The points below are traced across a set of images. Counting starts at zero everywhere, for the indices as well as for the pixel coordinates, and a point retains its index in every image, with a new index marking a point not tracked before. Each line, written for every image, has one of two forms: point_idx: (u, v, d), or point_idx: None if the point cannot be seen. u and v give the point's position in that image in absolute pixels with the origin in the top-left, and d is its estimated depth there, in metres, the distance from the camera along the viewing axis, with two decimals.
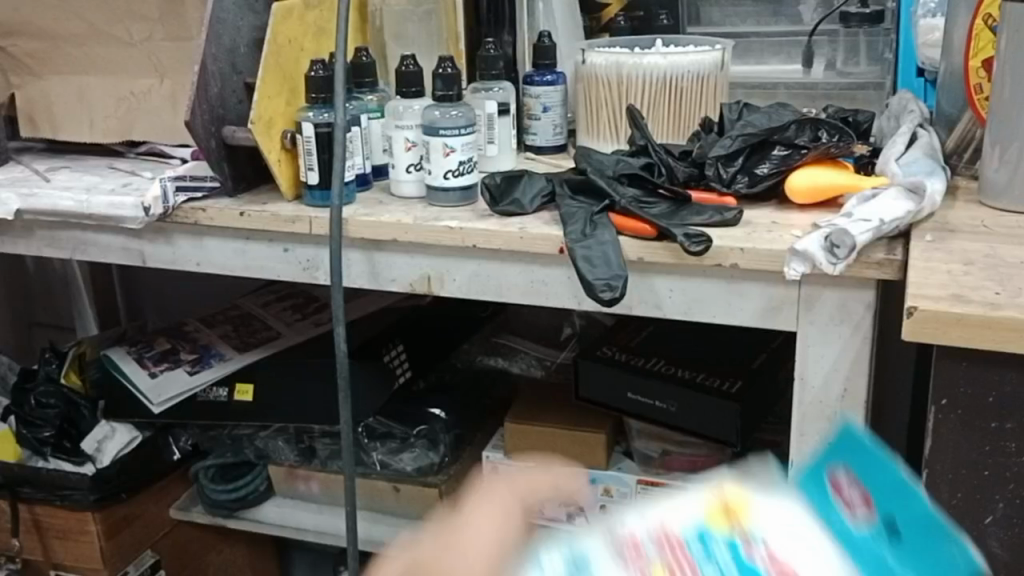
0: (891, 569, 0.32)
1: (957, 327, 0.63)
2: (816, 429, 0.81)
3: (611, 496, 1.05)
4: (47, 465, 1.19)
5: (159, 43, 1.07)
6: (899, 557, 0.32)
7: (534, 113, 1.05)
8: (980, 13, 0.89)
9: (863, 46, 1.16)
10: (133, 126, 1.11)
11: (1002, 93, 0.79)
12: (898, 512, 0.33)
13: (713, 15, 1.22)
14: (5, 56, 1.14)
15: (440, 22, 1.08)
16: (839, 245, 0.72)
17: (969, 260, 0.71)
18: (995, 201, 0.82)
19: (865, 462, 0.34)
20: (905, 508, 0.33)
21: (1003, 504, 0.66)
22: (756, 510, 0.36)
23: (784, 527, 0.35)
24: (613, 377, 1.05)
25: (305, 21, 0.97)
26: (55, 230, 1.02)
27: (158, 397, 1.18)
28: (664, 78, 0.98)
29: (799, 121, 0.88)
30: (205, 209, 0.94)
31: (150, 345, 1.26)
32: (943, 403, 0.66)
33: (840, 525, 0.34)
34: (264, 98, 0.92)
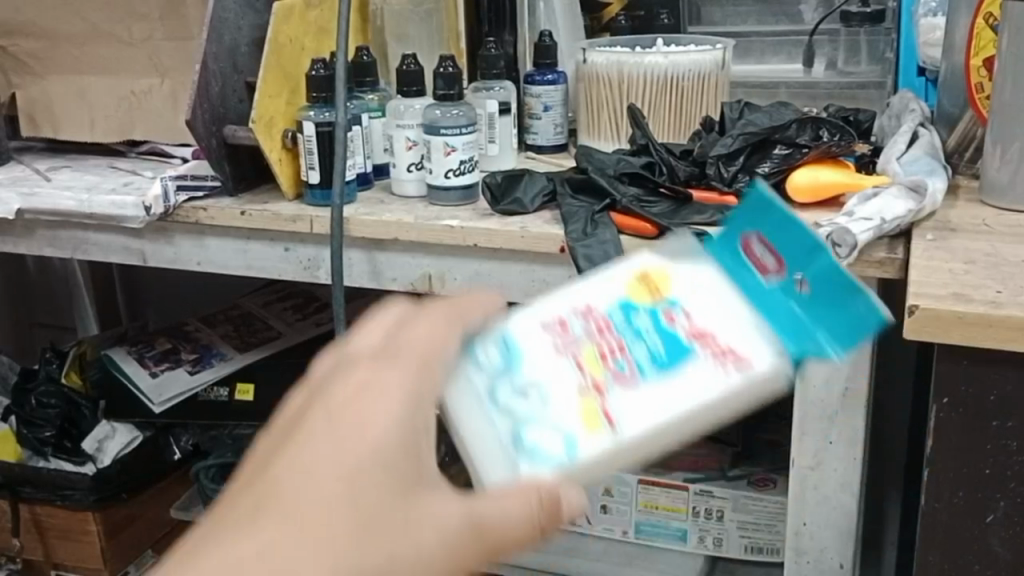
0: (800, 316, 0.43)
1: (958, 326, 0.63)
2: (817, 428, 0.81)
3: (611, 495, 1.04)
4: (48, 465, 1.19)
5: (159, 42, 1.07)
6: (805, 306, 0.43)
7: (534, 113, 1.05)
8: (981, 12, 0.89)
9: (863, 46, 1.16)
10: (134, 126, 1.11)
11: (1003, 92, 0.79)
12: (806, 275, 0.43)
13: (713, 15, 1.22)
14: (6, 56, 1.14)
15: (441, 22, 1.08)
16: (841, 244, 0.72)
17: (970, 259, 0.71)
18: (997, 200, 0.82)
19: (771, 224, 0.45)
20: (811, 265, 0.43)
21: (1005, 502, 0.66)
22: (681, 278, 0.47)
23: (701, 285, 0.46)
24: None
25: (305, 20, 0.97)
26: (56, 230, 1.02)
27: (159, 398, 1.18)
28: (664, 77, 0.98)
29: (799, 121, 0.89)
30: (205, 209, 0.94)
31: (150, 345, 1.25)
32: (945, 402, 0.66)
33: (754, 279, 0.45)
34: (265, 97, 0.92)
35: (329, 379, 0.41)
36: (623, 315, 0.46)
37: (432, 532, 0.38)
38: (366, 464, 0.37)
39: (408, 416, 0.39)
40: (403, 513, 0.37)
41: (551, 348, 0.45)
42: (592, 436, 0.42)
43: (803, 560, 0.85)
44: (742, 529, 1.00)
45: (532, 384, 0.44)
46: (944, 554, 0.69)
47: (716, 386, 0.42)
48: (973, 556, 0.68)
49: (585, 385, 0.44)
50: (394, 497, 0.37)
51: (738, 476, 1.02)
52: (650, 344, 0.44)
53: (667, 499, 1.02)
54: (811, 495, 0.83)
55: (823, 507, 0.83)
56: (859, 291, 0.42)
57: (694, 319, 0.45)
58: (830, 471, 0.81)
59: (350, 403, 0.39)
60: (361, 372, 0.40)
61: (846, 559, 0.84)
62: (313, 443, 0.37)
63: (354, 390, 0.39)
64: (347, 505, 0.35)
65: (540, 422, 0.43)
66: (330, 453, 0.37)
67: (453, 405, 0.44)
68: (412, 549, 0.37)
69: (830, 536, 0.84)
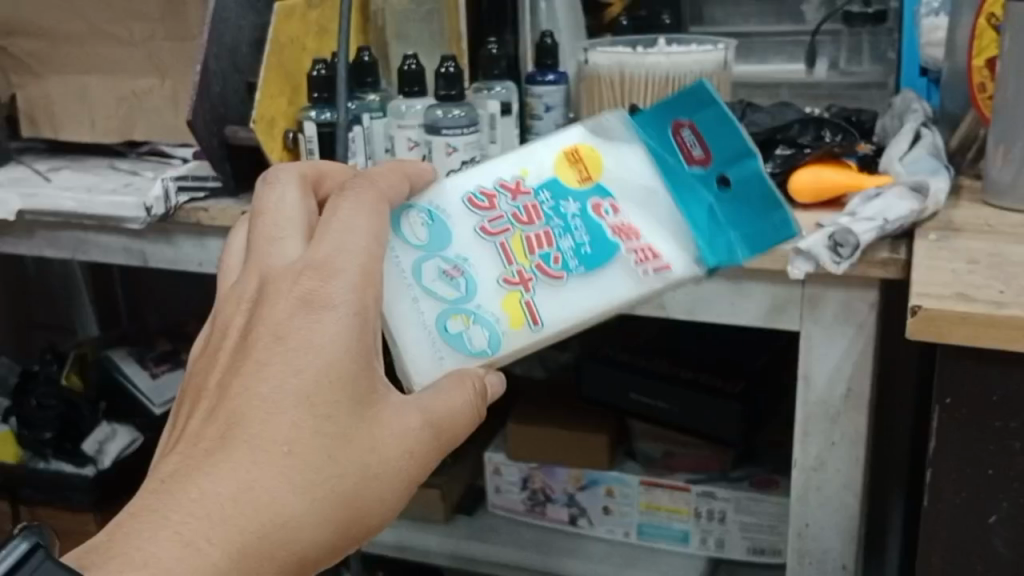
0: (712, 207, 0.59)
1: (962, 326, 0.62)
2: (820, 428, 0.80)
3: (613, 497, 1.04)
4: (48, 467, 1.18)
5: (160, 42, 1.07)
6: (719, 201, 0.59)
7: (535, 113, 1.04)
8: (984, 12, 0.88)
9: (865, 45, 1.16)
10: (134, 126, 1.11)
11: (1005, 93, 0.79)
12: (729, 176, 0.59)
13: (715, 15, 1.21)
14: (6, 57, 1.14)
15: (442, 22, 1.08)
16: (843, 244, 0.72)
17: (973, 259, 0.71)
18: (997, 200, 0.82)
19: (705, 124, 0.59)
20: (735, 170, 0.58)
21: (1008, 503, 0.66)
22: (612, 161, 0.61)
23: (628, 169, 0.60)
24: (614, 377, 1.06)
25: (306, 21, 0.97)
26: (56, 231, 1.02)
27: (159, 399, 1.22)
28: (665, 76, 0.98)
29: (802, 121, 0.90)
30: (206, 209, 0.94)
31: (150, 346, 1.29)
32: (947, 403, 0.66)
33: (679, 165, 0.60)
34: (266, 97, 0.92)
35: (269, 287, 0.51)
36: (551, 200, 0.60)
37: (391, 436, 0.51)
38: (324, 386, 0.48)
39: (354, 332, 0.50)
40: (363, 421, 0.50)
41: (482, 229, 0.59)
42: (523, 324, 0.58)
43: (806, 560, 0.85)
44: (744, 531, 1.00)
45: (475, 262, 0.59)
46: (946, 555, 0.69)
47: (630, 280, 0.58)
48: (975, 557, 0.68)
49: (514, 274, 0.58)
50: (352, 409, 0.49)
51: (739, 477, 1.01)
52: (576, 238, 0.59)
53: (669, 500, 1.02)
54: (813, 495, 0.83)
55: (826, 507, 0.83)
56: (774, 198, 0.58)
57: (620, 209, 0.60)
58: (833, 472, 0.81)
59: (302, 328, 0.49)
60: (305, 285, 0.50)
61: (849, 560, 0.84)
62: (275, 370, 0.48)
63: (303, 314, 0.49)
64: (312, 420, 0.48)
65: (480, 296, 0.58)
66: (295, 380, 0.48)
67: (409, 282, 0.58)
68: (374, 441, 0.51)
69: (832, 536, 0.83)
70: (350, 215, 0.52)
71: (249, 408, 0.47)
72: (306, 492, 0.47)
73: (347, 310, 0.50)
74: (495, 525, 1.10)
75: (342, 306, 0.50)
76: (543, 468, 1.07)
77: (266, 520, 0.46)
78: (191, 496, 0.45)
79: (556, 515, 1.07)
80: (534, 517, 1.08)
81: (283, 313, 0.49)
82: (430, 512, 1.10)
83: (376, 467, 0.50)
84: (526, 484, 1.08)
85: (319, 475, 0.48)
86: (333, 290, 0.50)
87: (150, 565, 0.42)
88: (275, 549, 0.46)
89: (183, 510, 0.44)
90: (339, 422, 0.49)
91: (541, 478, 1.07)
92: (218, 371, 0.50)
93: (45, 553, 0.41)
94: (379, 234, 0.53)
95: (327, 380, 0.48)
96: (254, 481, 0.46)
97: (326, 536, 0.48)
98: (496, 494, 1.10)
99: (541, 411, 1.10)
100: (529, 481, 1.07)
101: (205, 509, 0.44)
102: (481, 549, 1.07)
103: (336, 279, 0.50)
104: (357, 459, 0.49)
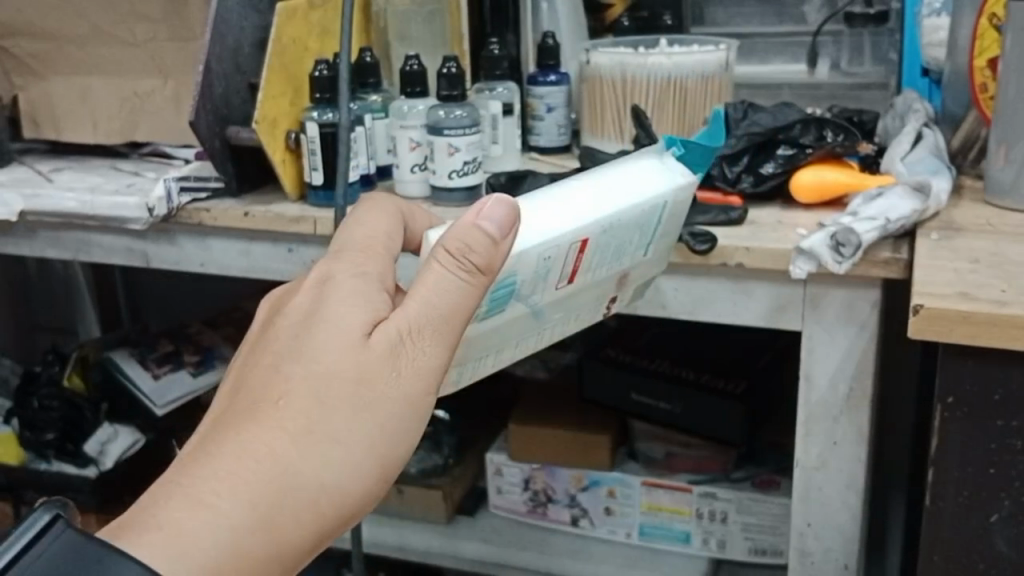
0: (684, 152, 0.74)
1: (965, 325, 0.62)
2: (822, 428, 0.80)
3: (616, 498, 1.04)
4: (50, 468, 1.18)
5: (162, 43, 1.08)
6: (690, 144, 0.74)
7: (537, 114, 1.05)
8: (986, 11, 0.88)
9: (866, 46, 1.16)
10: (136, 127, 1.12)
11: (1006, 93, 0.79)
12: None
13: (717, 15, 1.21)
14: (7, 57, 1.14)
15: (443, 22, 1.08)
16: (845, 244, 0.72)
17: (975, 258, 0.71)
18: (1001, 200, 0.82)
19: None
20: None
21: (1009, 501, 0.66)
22: None
23: None
24: (616, 378, 1.06)
25: (309, 21, 0.97)
26: (58, 231, 1.02)
27: (161, 399, 1.21)
28: (666, 77, 0.98)
29: (803, 121, 0.88)
30: (208, 210, 0.94)
31: (152, 347, 1.28)
32: (949, 401, 0.66)
33: None
34: (269, 98, 0.92)
35: (290, 288, 0.54)
36: None
37: (391, 362, 0.49)
38: (315, 335, 0.49)
39: (351, 288, 0.51)
40: (353, 353, 0.48)
41: None
42: None
43: (807, 560, 0.85)
44: (745, 531, 1.00)
45: None
46: (948, 554, 0.69)
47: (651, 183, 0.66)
48: (977, 556, 0.68)
49: None
50: (347, 350, 0.48)
51: (741, 478, 1.01)
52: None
53: (671, 502, 1.02)
54: (815, 494, 0.83)
55: (827, 507, 0.83)
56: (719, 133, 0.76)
57: None
58: (836, 472, 0.81)
59: (305, 301, 0.51)
60: (315, 272, 0.53)
61: (851, 560, 0.84)
62: (276, 340, 0.50)
63: (308, 289, 0.52)
64: (300, 367, 0.48)
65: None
66: (290, 339, 0.49)
67: None
68: (373, 366, 0.48)
69: (833, 536, 0.83)
70: (366, 216, 0.57)
71: (253, 375, 0.49)
72: (307, 435, 0.46)
73: (346, 275, 0.52)
74: (496, 526, 1.10)
75: (340, 274, 0.52)
76: (544, 469, 1.07)
77: (268, 470, 0.45)
78: (200, 463, 0.45)
79: (558, 516, 1.07)
80: (535, 518, 1.08)
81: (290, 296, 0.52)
82: (431, 513, 1.10)
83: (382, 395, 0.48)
84: (527, 485, 1.07)
85: (319, 416, 0.47)
86: (337, 267, 0.53)
87: (163, 526, 0.43)
88: (286, 499, 0.45)
89: (194, 477, 0.45)
90: (328, 361, 0.48)
91: (543, 479, 1.07)
92: (242, 357, 0.52)
93: (69, 521, 0.41)
94: (393, 230, 0.57)
95: (316, 329, 0.49)
96: (250, 436, 0.46)
97: (342, 479, 0.46)
98: (497, 495, 1.10)
99: (543, 412, 1.10)
100: (530, 482, 1.07)
101: (212, 471, 0.45)
102: (483, 549, 1.07)
103: (340, 260, 0.53)
104: (355, 391, 0.47)
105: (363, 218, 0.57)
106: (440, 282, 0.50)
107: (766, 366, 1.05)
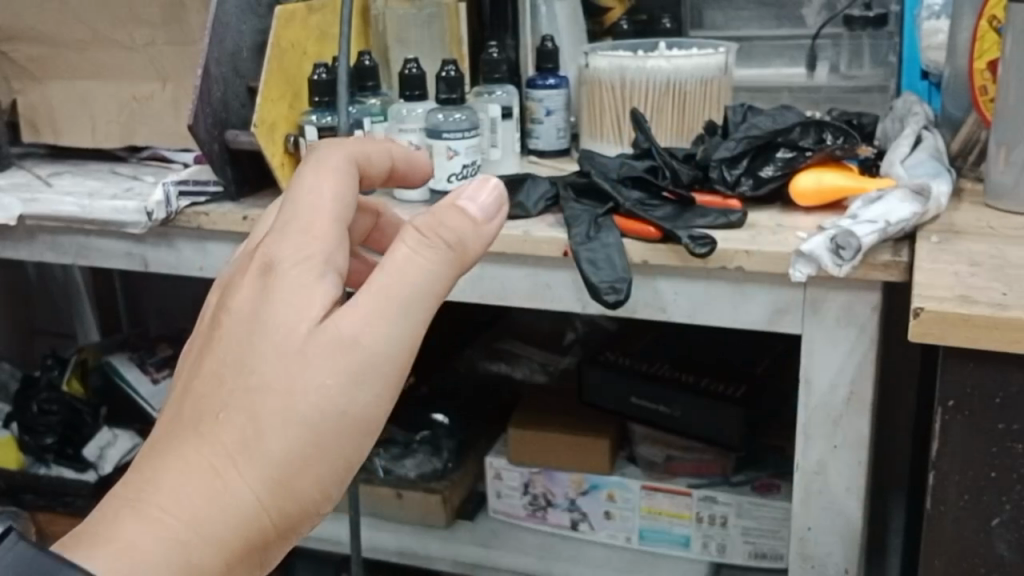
0: None
1: (965, 328, 0.62)
2: (823, 431, 0.80)
3: (615, 502, 1.04)
4: (50, 472, 1.17)
5: (160, 47, 1.07)
6: None
7: (536, 117, 1.05)
8: (986, 13, 0.88)
9: (865, 49, 1.16)
10: (135, 131, 1.11)
11: (1006, 95, 0.79)
12: None
13: (715, 18, 1.22)
14: (7, 62, 1.15)
15: (442, 25, 1.08)
16: (845, 247, 0.72)
17: (975, 261, 0.71)
18: (1001, 202, 0.82)
19: None
20: None
21: (1010, 505, 0.66)
22: None
23: None
24: (615, 383, 1.05)
25: (308, 24, 0.97)
26: (57, 235, 1.02)
27: (159, 404, 1.21)
28: (665, 81, 0.98)
29: (803, 123, 0.88)
30: (207, 214, 0.94)
31: (151, 351, 1.28)
32: (950, 405, 0.65)
33: None
34: (266, 102, 0.91)
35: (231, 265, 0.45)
36: None
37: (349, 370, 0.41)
38: (260, 339, 0.41)
39: (309, 279, 0.42)
40: (314, 363, 0.40)
41: None
42: None
43: (808, 564, 0.85)
44: (745, 535, 1.00)
45: None
46: (949, 558, 0.68)
47: None
48: (979, 559, 0.68)
49: None
50: (305, 355, 0.40)
51: (741, 481, 1.01)
52: None
53: (670, 505, 1.02)
54: (816, 498, 0.82)
55: (828, 511, 0.82)
56: None
57: None
58: (836, 475, 0.81)
59: (254, 299, 0.42)
60: (256, 256, 0.43)
61: (852, 564, 0.84)
62: (224, 340, 0.41)
63: (255, 279, 0.42)
64: (251, 377, 0.40)
65: None
66: (231, 339, 0.41)
67: None
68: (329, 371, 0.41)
69: (834, 539, 0.83)
70: (313, 172, 0.46)
71: (191, 384, 0.40)
72: (254, 454, 0.39)
73: (294, 258, 0.42)
74: (495, 530, 1.09)
75: (287, 257, 0.43)
76: (544, 473, 1.07)
77: (211, 496, 0.38)
78: (140, 481, 0.38)
79: (557, 520, 1.07)
80: (535, 522, 1.08)
81: (232, 287, 0.43)
82: (431, 517, 1.10)
83: (342, 399, 0.41)
84: (527, 489, 1.08)
85: (267, 430, 0.39)
86: (283, 246, 0.43)
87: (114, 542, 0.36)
88: (234, 526, 0.38)
89: (139, 492, 0.37)
90: (274, 366, 0.40)
91: (542, 483, 1.07)
92: (187, 360, 0.43)
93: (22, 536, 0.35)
94: (348, 191, 0.45)
95: (267, 332, 0.41)
96: (188, 456, 0.38)
97: (298, 497, 0.40)
98: (497, 499, 1.10)
99: (541, 416, 1.09)
100: (530, 486, 1.07)
101: (148, 494, 0.37)
102: (482, 554, 1.06)
103: (286, 235, 0.43)
104: (308, 397, 0.40)
105: (313, 183, 0.45)
106: (413, 266, 0.43)
107: (766, 370, 1.04)
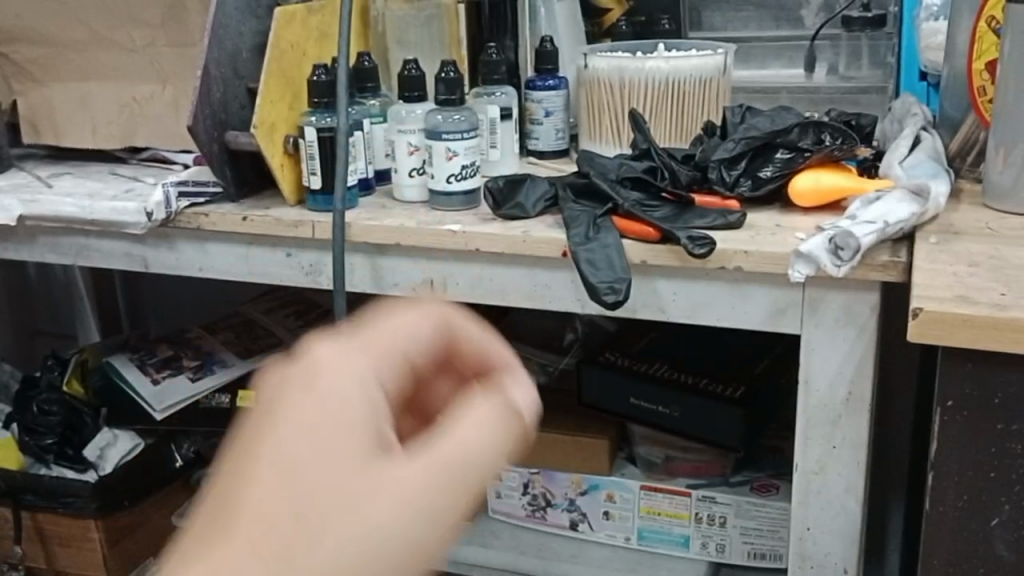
0: None
1: (964, 328, 0.62)
2: (821, 432, 0.80)
3: (615, 502, 1.04)
4: (51, 472, 1.17)
5: (160, 48, 1.08)
6: None
7: (535, 118, 1.05)
8: (985, 14, 0.88)
9: (864, 50, 1.16)
10: (135, 132, 1.11)
11: (1005, 96, 0.79)
12: None
13: (714, 20, 1.22)
14: (7, 63, 1.15)
15: (442, 26, 1.08)
16: (844, 247, 0.72)
17: (974, 261, 0.71)
18: (999, 203, 0.82)
19: None
20: None
21: (1009, 506, 0.66)
22: None
23: None
24: (614, 384, 1.05)
25: (307, 25, 0.97)
26: (57, 236, 1.02)
27: (159, 404, 1.15)
28: (665, 82, 0.98)
29: (802, 124, 0.88)
30: (207, 215, 0.95)
31: (152, 353, 1.24)
32: (949, 405, 0.65)
33: None
34: (266, 103, 0.92)
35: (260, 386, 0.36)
36: None
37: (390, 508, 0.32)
38: (306, 447, 0.33)
39: (360, 403, 0.35)
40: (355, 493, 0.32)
41: None
42: None
43: (807, 565, 0.85)
44: (744, 535, 1.00)
45: None
46: (948, 558, 0.69)
47: None
48: (978, 560, 0.68)
49: None
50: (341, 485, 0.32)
51: (741, 482, 1.02)
52: None
53: (670, 506, 1.02)
54: (815, 498, 0.83)
55: (827, 511, 0.83)
56: None
57: None
58: (835, 475, 0.81)
59: (297, 413, 0.34)
60: (303, 371, 0.36)
61: (851, 564, 0.84)
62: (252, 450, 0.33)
63: (313, 380, 0.35)
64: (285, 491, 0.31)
65: None
66: (280, 435, 0.33)
67: None
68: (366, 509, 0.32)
69: (833, 540, 0.83)
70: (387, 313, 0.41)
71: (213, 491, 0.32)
72: (268, 559, 0.30)
73: (348, 380, 0.36)
74: (495, 531, 1.10)
75: (341, 377, 0.36)
76: (543, 474, 1.06)
77: None
78: None
79: (557, 520, 1.07)
80: (534, 522, 1.08)
81: (284, 386, 0.36)
82: None
83: (378, 545, 0.32)
84: (527, 489, 1.07)
85: (286, 544, 0.30)
86: (336, 367, 0.36)
87: None
88: None
89: None
90: (313, 486, 0.32)
91: (542, 483, 1.07)
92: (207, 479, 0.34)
93: None
94: (419, 332, 0.40)
95: (306, 448, 0.33)
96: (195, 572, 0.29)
97: None
98: (496, 500, 1.10)
99: (541, 417, 1.10)
100: (529, 486, 1.07)
101: None
102: (481, 554, 1.06)
103: (344, 358, 0.37)
104: (347, 527, 0.32)
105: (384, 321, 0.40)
106: (477, 414, 0.36)
107: (766, 369, 1.04)
